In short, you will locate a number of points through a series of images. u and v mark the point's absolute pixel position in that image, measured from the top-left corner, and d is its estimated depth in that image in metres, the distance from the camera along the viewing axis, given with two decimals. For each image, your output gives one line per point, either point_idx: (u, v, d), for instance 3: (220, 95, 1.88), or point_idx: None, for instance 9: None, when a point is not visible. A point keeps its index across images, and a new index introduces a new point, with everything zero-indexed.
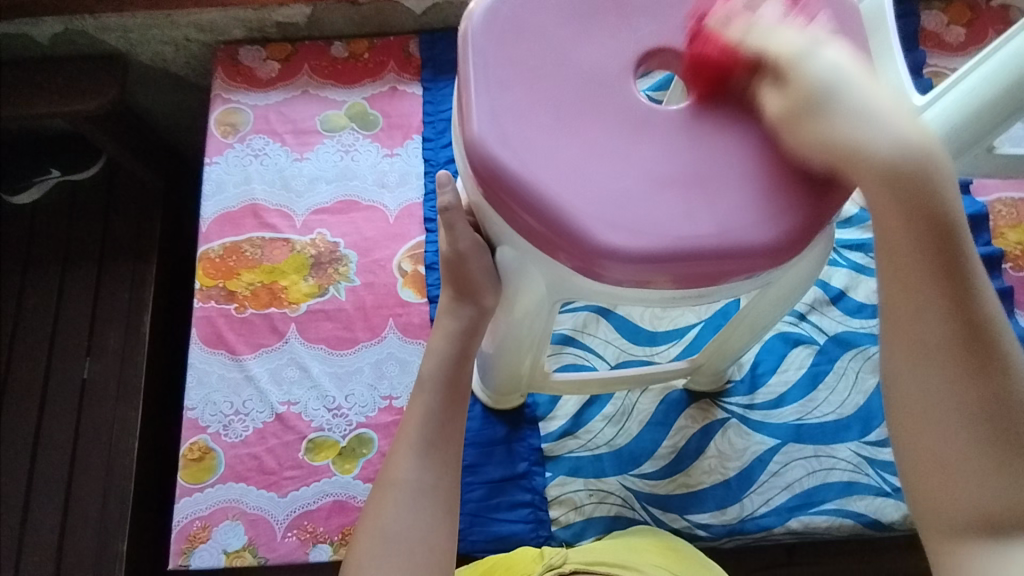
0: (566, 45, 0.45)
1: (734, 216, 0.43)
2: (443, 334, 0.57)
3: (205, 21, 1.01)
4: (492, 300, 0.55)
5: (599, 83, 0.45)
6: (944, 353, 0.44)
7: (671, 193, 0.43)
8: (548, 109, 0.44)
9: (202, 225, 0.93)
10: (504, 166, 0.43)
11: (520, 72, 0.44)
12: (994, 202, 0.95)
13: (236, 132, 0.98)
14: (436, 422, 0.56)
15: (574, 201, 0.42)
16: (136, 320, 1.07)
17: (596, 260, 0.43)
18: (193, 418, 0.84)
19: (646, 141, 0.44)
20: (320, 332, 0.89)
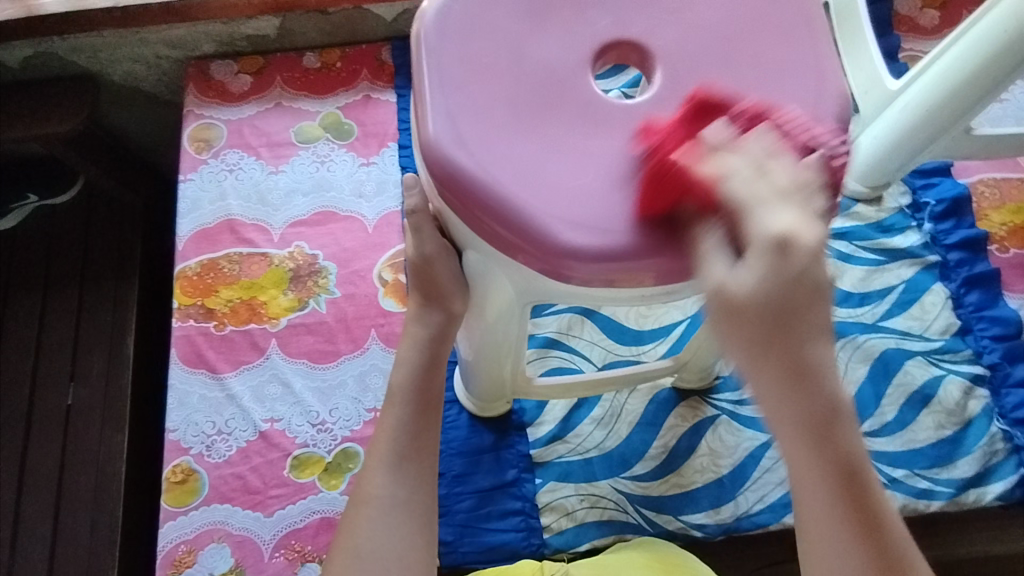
0: (522, 41, 0.44)
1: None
2: (413, 343, 0.55)
3: (175, 37, 1.00)
4: (462, 305, 0.54)
5: (557, 79, 0.43)
6: (844, 533, 0.40)
7: (632, 188, 0.42)
8: (504, 108, 0.43)
9: (178, 243, 0.92)
10: (461, 168, 0.41)
11: (474, 71, 0.43)
12: (977, 183, 0.94)
13: (210, 147, 0.97)
14: (411, 433, 0.54)
15: (534, 201, 0.41)
16: (119, 343, 1.06)
17: (561, 260, 0.41)
18: (175, 440, 0.83)
19: (604, 135, 0.43)
20: (302, 346, 0.88)
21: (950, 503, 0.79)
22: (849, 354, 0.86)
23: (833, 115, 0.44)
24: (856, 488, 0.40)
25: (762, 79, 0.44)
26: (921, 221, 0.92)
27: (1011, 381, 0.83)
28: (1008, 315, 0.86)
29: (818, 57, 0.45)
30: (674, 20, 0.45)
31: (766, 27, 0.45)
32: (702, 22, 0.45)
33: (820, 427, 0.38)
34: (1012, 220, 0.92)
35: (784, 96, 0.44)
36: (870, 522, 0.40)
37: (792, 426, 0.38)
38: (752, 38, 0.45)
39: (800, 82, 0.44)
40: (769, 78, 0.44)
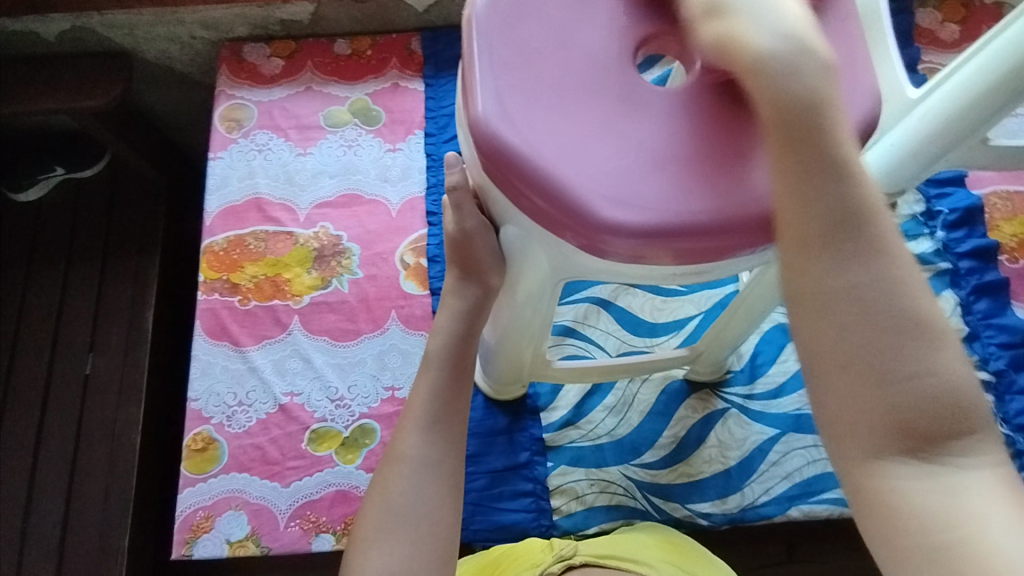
0: (568, 30, 0.46)
1: (733, 194, 0.43)
2: (450, 315, 0.58)
3: (211, 18, 1.03)
4: (497, 281, 0.56)
5: (600, 66, 0.45)
6: (829, 237, 0.41)
7: (671, 169, 0.43)
8: (550, 90, 0.44)
9: (206, 219, 0.94)
10: (508, 145, 0.43)
11: (522, 55, 0.45)
12: (989, 195, 0.96)
13: (241, 127, 0.99)
14: (442, 403, 0.57)
15: (577, 177, 0.43)
16: (139, 315, 1.08)
17: (599, 235, 0.43)
18: (197, 409, 0.85)
19: (644, 120, 0.44)
20: (323, 324, 0.90)
21: None
22: None
23: (864, 111, 0.45)
24: (843, 186, 0.41)
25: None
26: (933, 229, 0.94)
27: (1015, 389, 0.85)
28: (1015, 324, 0.88)
29: (850, 59, 0.46)
30: None
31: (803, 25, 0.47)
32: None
33: (802, 121, 0.41)
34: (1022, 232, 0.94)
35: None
36: (854, 226, 0.41)
37: (815, 212, 0.41)
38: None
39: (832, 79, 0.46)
40: None
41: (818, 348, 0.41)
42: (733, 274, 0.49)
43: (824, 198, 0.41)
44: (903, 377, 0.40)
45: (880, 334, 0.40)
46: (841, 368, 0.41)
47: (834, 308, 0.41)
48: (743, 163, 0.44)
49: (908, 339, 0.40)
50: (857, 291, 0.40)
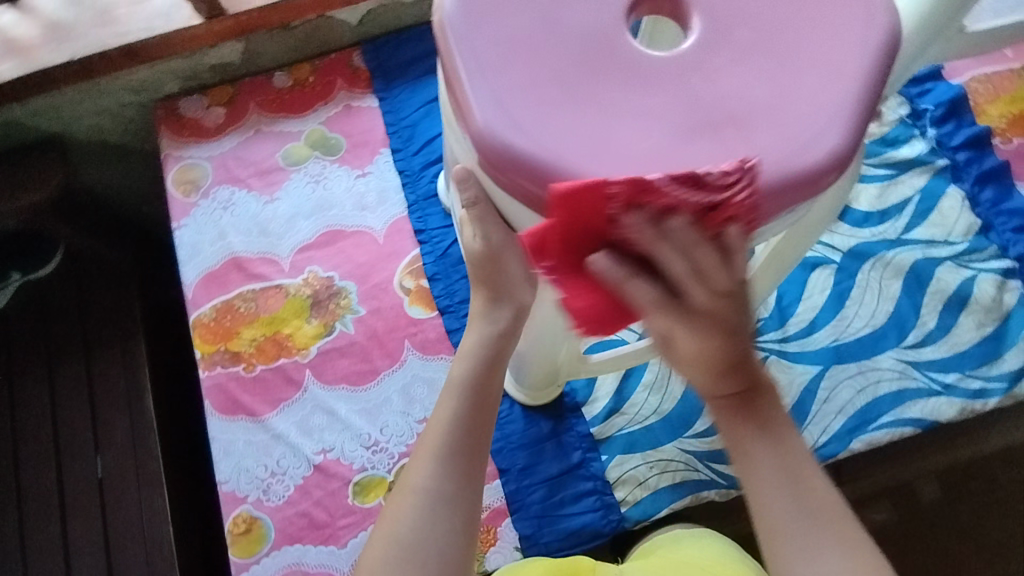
0: (553, 10, 0.41)
1: (777, 151, 0.39)
2: (478, 340, 0.54)
3: (137, 80, 0.95)
4: (529, 296, 0.54)
5: (597, 41, 0.41)
6: (765, 448, 0.48)
7: (701, 138, 0.39)
8: (549, 82, 0.40)
9: (187, 292, 0.89)
10: (519, 153, 0.39)
11: (511, 51, 0.41)
12: (969, 82, 0.94)
13: (198, 188, 0.93)
14: (464, 429, 0.53)
15: (604, 172, 0.38)
16: (138, 405, 1.03)
17: (638, 228, 0.39)
18: (230, 490, 0.80)
19: (659, 91, 0.40)
20: (338, 371, 0.85)
21: (1006, 397, 0.81)
22: (881, 272, 0.86)
23: (884, 31, 0.41)
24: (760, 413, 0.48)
25: (804, 4, 0.42)
26: (923, 128, 0.92)
27: None
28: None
29: None
30: None
31: None
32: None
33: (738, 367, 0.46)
34: (1009, 111, 0.92)
35: (831, 19, 0.41)
36: (768, 419, 0.48)
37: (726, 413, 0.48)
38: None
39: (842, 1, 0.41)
40: (811, 6, 0.42)
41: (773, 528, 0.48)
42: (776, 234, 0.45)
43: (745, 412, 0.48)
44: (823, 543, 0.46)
45: (801, 509, 0.47)
46: (790, 542, 0.47)
47: (776, 492, 0.48)
48: (778, 112, 0.39)
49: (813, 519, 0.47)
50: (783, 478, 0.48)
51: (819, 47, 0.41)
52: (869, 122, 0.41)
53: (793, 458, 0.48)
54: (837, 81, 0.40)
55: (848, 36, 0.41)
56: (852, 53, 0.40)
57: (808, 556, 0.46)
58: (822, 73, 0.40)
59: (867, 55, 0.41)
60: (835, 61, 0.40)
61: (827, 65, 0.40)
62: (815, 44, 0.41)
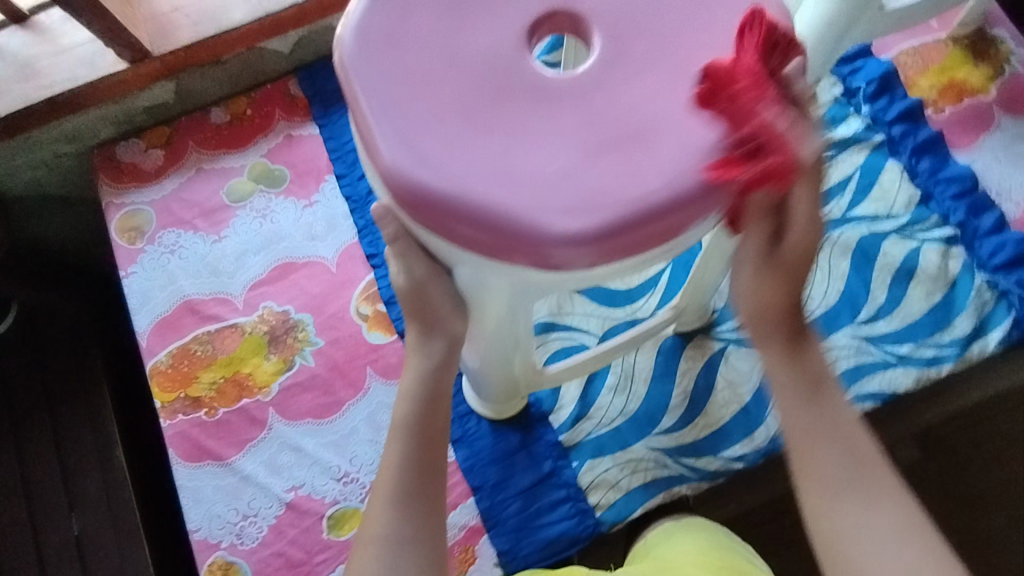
0: (453, 39, 0.41)
1: (683, 162, 0.39)
2: (415, 375, 0.54)
3: (70, 129, 0.92)
4: (461, 327, 0.53)
5: (499, 68, 0.41)
6: (789, 372, 0.59)
7: (608, 156, 0.39)
8: (454, 114, 0.40)
9: (141, 341, 0.87)
10: (428, 188, 0.38)
11: (414, 85, 0.40)
12: (898, 56, 0.95)
13: (144, 234, 0.92)
14: (413, 471, 0.53)
15: (514, 199, 0.38)
16: (108, 457, 1.01)
17: (554, 252, 0.38)
18: (203, 538, 0.79)
19: (563, 112, 0.40)
20: (302, 406, 0.84)
21: (959, 362, 0.82)
22: (829, 252, 0.87)
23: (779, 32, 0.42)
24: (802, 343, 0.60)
25: (701, 13, 0.42)
26: (857, 106, 0.93)
27: (982, 232, 0.86)
28: (961, 171, 0.88)
29: None
30: None
31: None
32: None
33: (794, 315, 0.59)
34: (939, 80, 0.94)
35: (728, 25, 0.41)
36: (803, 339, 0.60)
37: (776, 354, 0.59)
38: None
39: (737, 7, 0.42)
40: (708, 14, 0.42)
41: (798, 441, 0.58)
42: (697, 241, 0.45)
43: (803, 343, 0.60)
44: (845, 443, 0.58)
45: (819, 420, 0.58)
46: (823, 445, 0.57)
47: (812, 414, 0.58)
48: (681, 123, 0.39)
49: (830, 422, 0.58)
50: (812, 395, 0.59)
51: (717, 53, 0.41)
52: None
53: (823, 374, 0.60)
54: None
55: None
56: None
57: (837, 459, 0.57)
58: None
59: None
60: None
61: None
62: (714, 51, 0.41)
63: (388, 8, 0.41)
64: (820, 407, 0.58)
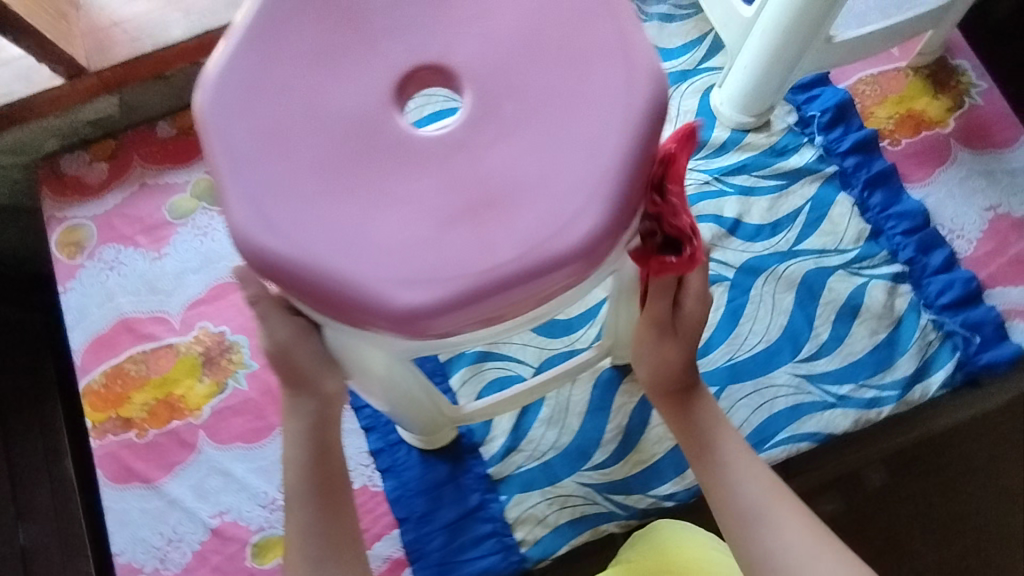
0: (313, 92, 0.40)
1: (541, 233, 0.38)
2: (294, 438, 0.59)
3: (12, 142, 0.91)
4: (333, 383, 0.56)
5: (358, 124, 0.39)
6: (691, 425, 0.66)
7: (463, 226, 0.38)
8: (306, 174, 0.39)
9: (75, 359, 0.87)
10: (271, 254, 0.37)
11: (267, 140, 0.39)
12: (856, 84, 0.93)
13: (84, 250, 0.91)
14: (317, 533, 0.58)
15: (359, 270, 0.37)
16: (58, 470, 1.01)
17: (400, 325, 0.37)
18: (127, 561, 0.79)
19: (419, 176, 0.39)
20: (233, 430, 0.83)
21: (900, 405, 0.81)
22: (773, 286, 0.86)
23: (650, 94, 0.39)
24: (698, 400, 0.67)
25: (578, 69, 0.40)
26: (812, 135, 0.90)
27: (930, 270, 0.84)
28: (912, 207, 0.86)
29: (622, 35, 0.40)
30: (469, 28, 0.41)
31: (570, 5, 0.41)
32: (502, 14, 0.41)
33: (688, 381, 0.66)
34: (897, 111, 0.91)
35: (605, 82, 0.39)
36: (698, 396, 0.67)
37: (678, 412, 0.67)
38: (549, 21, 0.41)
39: (617, 63, 0.40)
40: (585, 70, 0.40)
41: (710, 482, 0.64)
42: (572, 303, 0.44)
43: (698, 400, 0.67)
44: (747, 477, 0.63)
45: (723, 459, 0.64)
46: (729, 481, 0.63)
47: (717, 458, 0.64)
48: (542, 190, 0.38)
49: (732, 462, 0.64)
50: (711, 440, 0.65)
51: (589, 113, 0.39)
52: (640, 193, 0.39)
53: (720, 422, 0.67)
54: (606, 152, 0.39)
55: (620, 100, 0.39)
56: (621, 121, 0.39)
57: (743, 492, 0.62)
58: (589, 145, 0.39)
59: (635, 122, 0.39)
60: (605, 130, 0.39)
61: (598, 135, 0.39)
62: (587, 111, 0.39)
63: (249, 56, 0.40)
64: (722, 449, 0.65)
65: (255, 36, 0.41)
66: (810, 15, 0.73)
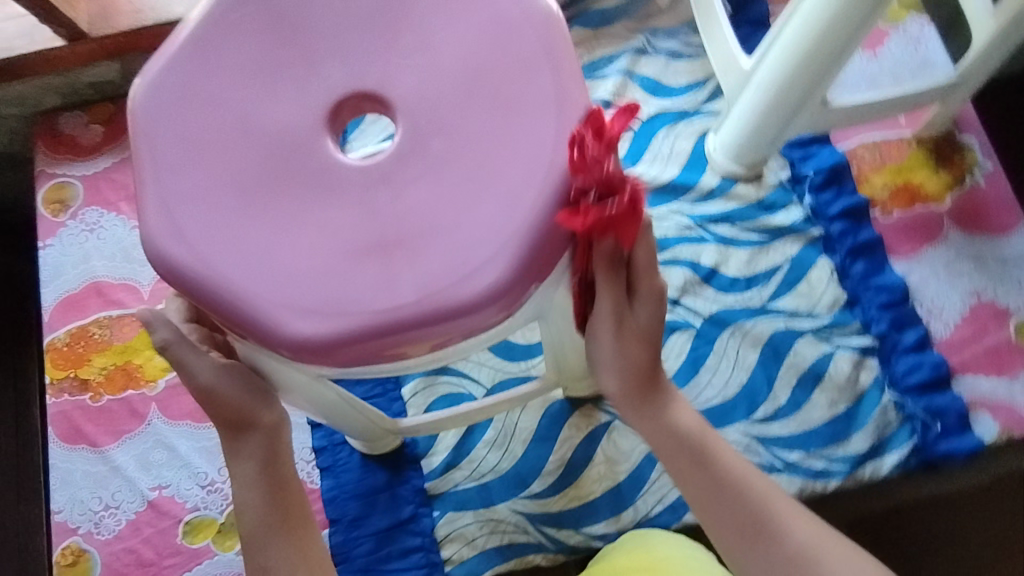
0: (245, 111, 0.43)
1: (438, 280, 0.40)
2: (242, 482, 0.52)
3: (13, 94, 0.94)
4: (270, 414, 0.52)
5: (283, 148, 0.43)
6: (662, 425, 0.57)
7: (366, 262, 0.41)
8: (226, 190, 0.42)
9: (44, 315, 0.88)
10: (180, 265, 0.41)
11: (193, 154, 0.42)
12: (856, 147, 0.91)
13: (68, 208, 0.92)
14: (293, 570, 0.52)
15: (259, 292, 0.40)
16: (25, 414, 1.03)
17: (294, 351, 0.41)
18: (63, 521, 0.81)
19: (332, 206, 0.42)
20: (184, 407, 0.85)
21: (847, 479, 0.79)
22: (739, 341, 0.84)
23: (575, 154, 0.42)
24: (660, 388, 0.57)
25: (503, 123, 0.42)
26: (801, 194, 0.89)
27: (901, 348, 0.83)
28: (892, 281, 0.85)
29: (561, 92, 0.42)
30: (411, 63, 0.44)
31: (509, 57, 0.43)
32: (443, 63, 0.44)
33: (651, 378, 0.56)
34: (894, 181, 0.90)
35: (524, 139, 0.42)
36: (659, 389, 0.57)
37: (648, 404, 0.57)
38: (487, 73, 0.43)
39: (541, 123, 0.42)
40: (508, 127, 0.42)
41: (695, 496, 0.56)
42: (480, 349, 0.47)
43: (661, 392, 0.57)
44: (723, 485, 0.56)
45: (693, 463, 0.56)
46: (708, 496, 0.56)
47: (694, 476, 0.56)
48: (446, 237, 0.41)
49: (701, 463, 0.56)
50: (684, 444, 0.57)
51: (507, 168, 0.42)
52: (544, 254, 0.41)
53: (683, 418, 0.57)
54: (516, 209, 0.41)
55: (538, 159, 0.42)
56: (534, 182, 0.41)
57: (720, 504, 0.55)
58: (499, 201, 0.41)
59: (553, 182, 0.41)
60: (516, 186, 0.41)
61: (512, 191, 0.41)
62: (502, 167, 0.42)
63: (189, 70, 0.44)
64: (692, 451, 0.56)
65: (193, 56, 0.44)
66: (808, 71, 0.74)
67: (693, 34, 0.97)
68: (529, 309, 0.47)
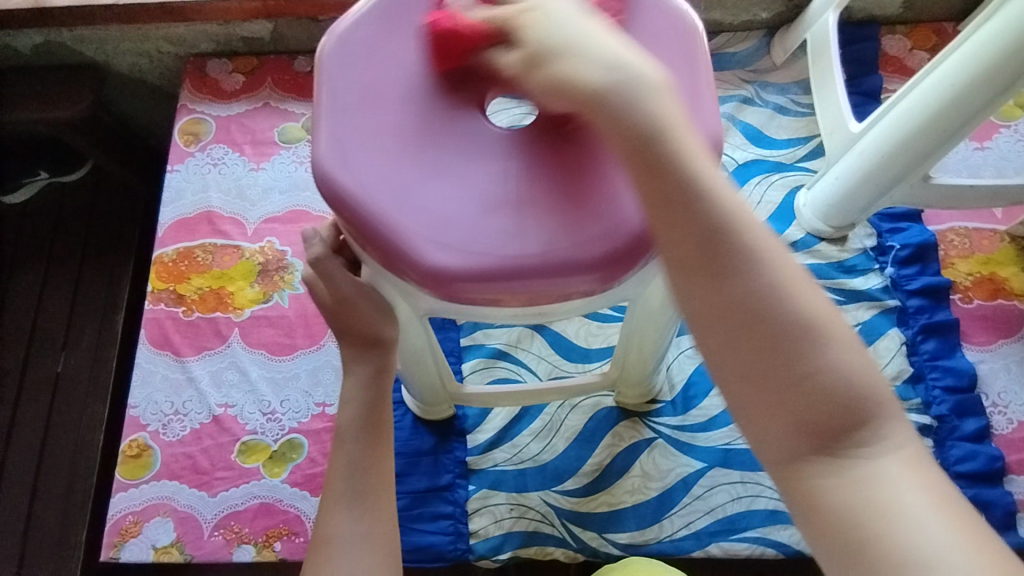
0: (419, 72, 0.50)
1: (562, 240, 0.45)
2: (356, 382, 0.57)
3: (175, 34, 1.05)
4: (392, 331, 0.55)
5: (447, 108, 0.49)
6: (670, 203, 0.40)
7: (499, 215, 0.46)
8: (391, 132, 0.48)
9: (159, 230, 0.97)
10: (341, 188, 0.47)
11: (366, 98, 0.49)
12: (946, 231, 0.92)
13: (198, 141, 1.02)
14: (365, 471, 0.56)
15: (406, 220, 0.46)
16: (110, 318, 1.13)
17: (426, 276, 0.46)
18: (135, 415, 0.87)
19: (480, 163, 0.48)
20: (262, 338, 0.92)
21: None
22: None
23: None
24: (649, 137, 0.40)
25: None
26: (884, 264, 0.90)
27: (957, 434, 0.82)
28: (962, 367, 0.85)
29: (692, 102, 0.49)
30: None
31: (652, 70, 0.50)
32: None
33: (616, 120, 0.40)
34: (978, 271, 0.90)
35: None
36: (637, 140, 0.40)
37: (659, 197, 0.40)
38: None
39: None
40: None
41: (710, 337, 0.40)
42: (578, 313, 0.52)
43: (647, 149, 0.40)
44: (752, 320, 0.39)
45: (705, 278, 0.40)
46: (722, 335, 0.39)
47: (715, 311, 0.39)
48: (574, 207, 0.46)
49: (719, 261, 0.40)
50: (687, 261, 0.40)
51: None
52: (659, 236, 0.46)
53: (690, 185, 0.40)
54: None
55: None
56: None
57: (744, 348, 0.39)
58: (627, 184, 0.47)
59: None
60: None
61: None
62: None
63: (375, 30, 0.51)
64: (697, 260, 0.40)
65: (381, 20, 0.51)
66: (915, 146, 0.76)
67: (802, 94, 1.00)
68: (624, 289, 0.51)
